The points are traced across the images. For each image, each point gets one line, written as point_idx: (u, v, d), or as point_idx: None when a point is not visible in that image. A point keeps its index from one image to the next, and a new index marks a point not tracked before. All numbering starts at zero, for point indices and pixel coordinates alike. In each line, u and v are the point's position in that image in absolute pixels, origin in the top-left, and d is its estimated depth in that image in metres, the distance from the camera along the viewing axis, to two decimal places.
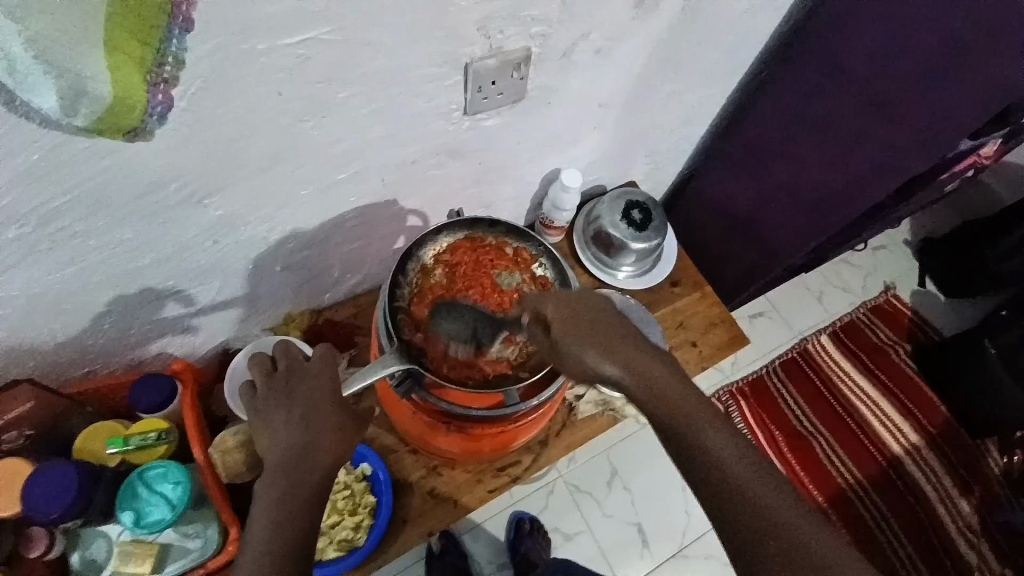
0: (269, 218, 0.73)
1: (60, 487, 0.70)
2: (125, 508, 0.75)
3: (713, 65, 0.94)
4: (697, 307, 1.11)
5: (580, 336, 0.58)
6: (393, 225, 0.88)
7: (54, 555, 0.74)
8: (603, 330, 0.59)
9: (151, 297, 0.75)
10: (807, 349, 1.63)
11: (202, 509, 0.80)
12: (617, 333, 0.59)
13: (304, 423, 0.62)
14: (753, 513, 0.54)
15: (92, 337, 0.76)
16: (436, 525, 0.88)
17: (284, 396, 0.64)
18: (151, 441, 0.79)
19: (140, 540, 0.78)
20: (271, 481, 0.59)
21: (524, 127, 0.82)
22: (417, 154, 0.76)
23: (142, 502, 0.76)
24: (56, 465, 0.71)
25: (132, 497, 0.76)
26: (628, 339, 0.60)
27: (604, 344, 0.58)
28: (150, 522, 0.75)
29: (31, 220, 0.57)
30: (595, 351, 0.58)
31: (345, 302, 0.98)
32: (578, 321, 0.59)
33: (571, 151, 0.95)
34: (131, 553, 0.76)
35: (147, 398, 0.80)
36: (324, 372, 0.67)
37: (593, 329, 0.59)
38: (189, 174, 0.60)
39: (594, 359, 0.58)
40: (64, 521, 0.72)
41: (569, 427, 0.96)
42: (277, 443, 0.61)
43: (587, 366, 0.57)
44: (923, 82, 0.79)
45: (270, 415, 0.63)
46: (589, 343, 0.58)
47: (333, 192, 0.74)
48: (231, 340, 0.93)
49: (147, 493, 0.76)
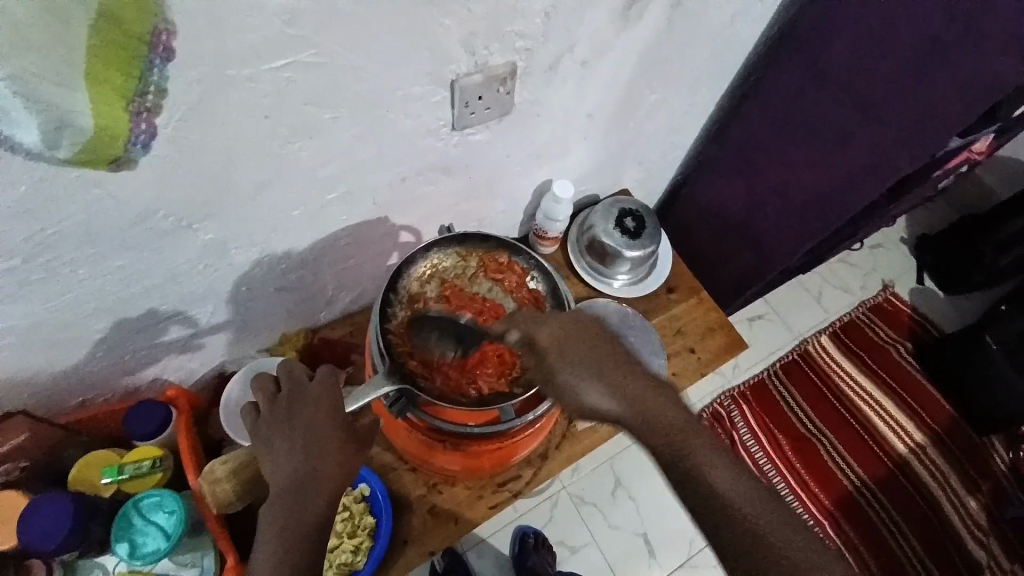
0: (259, 241, 0.73)
1: (57, 519, 0.70)
2: (120, 539, 0.74)
3: (700, 71, 0.94)
4: (694, 313, 1.11)
5: (571, 361, 0.60)
6: (386, 243, 0.88)
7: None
8: (586, 357, 0.60)
9: (145, 324, 0.75)
10: (808, 351, 1.63)
11: (197, 537, 0.79)
12: (610, 359, 0.61)
13: (306, 452, 0.61)
14: (745, 539, 0.55)
15: (84, 366, 0.75)
16: (438, 545, 0.87)
17: (286, 421, 0.63)
18: (145, 469, 0.78)
19: (137, 570, 0.76)
20: (277, 508, 0.59)
21: (513, 140, 0.82)
22: (406, 171, 0.76)
23: (136, 532, 0.75)
24: (50, 497, 0.70)
25: (127, 527, 0.75)
26: (609, 361, 0.61)
27: (593, 369, 0.60)
28: (145, 553, 0.74)
29: (20, 252, 0.56)
30: (594, 385, 0.59)
31: (341, 321, 0.98)
32: (567, 345, 0.60)
33: (561, 163, 0.96)
34: None
35: (142, 426, 0.79)
36: (327, 394, 0.65)
37: (583, 353, 0.60)
38: (177, 202, 0.60)
39: (588, 391, 0.59)
40: (64, 553, 0.71)
41: (569, 438, 0.95)
42: (280, 469, 0.61)
43: (580, 399, 0.59)
44: (906, 77, 0.80)
45: (274, 440, 0.62)
46: (579, 363, 0.60)
47: (324, 213, 0.74)
48: (226, 363, 0.93)
49: (141, 522, 0.75)
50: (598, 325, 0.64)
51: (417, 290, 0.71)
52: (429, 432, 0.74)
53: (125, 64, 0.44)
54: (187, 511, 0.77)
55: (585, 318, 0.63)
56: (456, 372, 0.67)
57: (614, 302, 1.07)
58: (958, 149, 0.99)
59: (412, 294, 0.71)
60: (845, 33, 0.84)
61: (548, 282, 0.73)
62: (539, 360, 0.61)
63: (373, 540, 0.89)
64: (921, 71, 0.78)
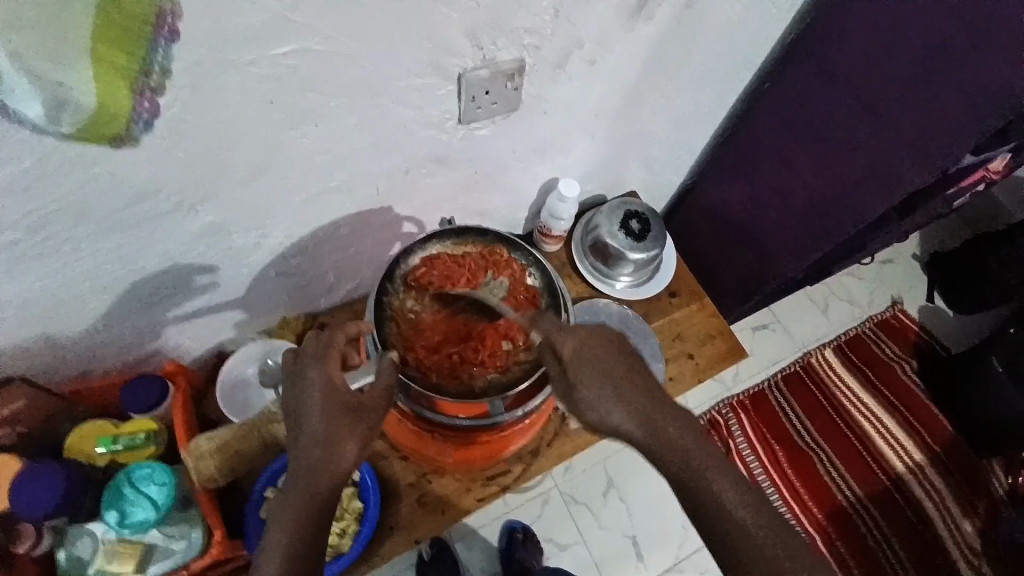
0: (259, 226, 0.73)
1: (49, 484, 0.70)
2: (109, 508, 0.74)
3: (710, 77, 0.94)
4: (694, 318, 1.11)
5: (594, 378, 0.61)
6: (388, 233, 0.89)
7: (41, 551, 0.74)
8: (614, 377, 0.61)
9: (143, 301, 0.76)
10: (810, 364, 1.62)
11: (188, 511, 0.79)
12: (625, 377, 0.61)
13: (327, 435, 0.58)
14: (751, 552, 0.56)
15: (84, 340, 0.76)
16: (423, 534, 0.88)
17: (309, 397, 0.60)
18: (140, 441, 0.79)
19: (126, 539, 0.77)
20: (294, 474, 0.57)
21: (518, 135, 0.83)
22: (409, 163, 0.77)
23: (126, 503, 0.74)
24: (42, 465, 0.71)
25: (117, 497, 0.74)
26: (642, 388, 0.62)
27: (614, 387, 0.61)
28: (135, 523, 0.74)
29: (21, 226, 0.57)
30: (614, 402, 0.60)
31: (340, 307, 0.99)
32: (594, 367, 0.61)
33: (567, 161, 0.96)
34: (117, 552, 0.76)
35: (137, 400, 0.80)
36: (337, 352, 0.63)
37: (607, 373, 0.61)
38: (177, 183, 0.61)
39: (610, 409, 0.60)
40: (51, 518, 0.72)
41: (561, 437, 0.96)
42: (302, 450, 0.58)
43: (600, 413, 0.60)
44: (909, 82, 0.80)
45: (297, 416, 0.59)
46: (602, 382, 0.61)
47: (325, 201, 0.75)
48: (225, 344, 0.94)
49: (131, 493, 0.74)
50: (623, 343, 0.64)
51: (410, 281, 0.71)
52: (419, 422, 0.75)
53: (126, 41, 0.44)
54: (178, 485, 0.77)
55: (610, 333, 0.64)
56: (451, 359, 0.68)
57: (612, 304, 1.08)
58: (969, 168, 0.98)
59: (407, 281, 0.71)
60: (856, 36, 0.83)
61: (545, 278, 0.73)
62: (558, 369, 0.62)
63: (359, 525, 0.89)
64: (927, 75, 0.77)
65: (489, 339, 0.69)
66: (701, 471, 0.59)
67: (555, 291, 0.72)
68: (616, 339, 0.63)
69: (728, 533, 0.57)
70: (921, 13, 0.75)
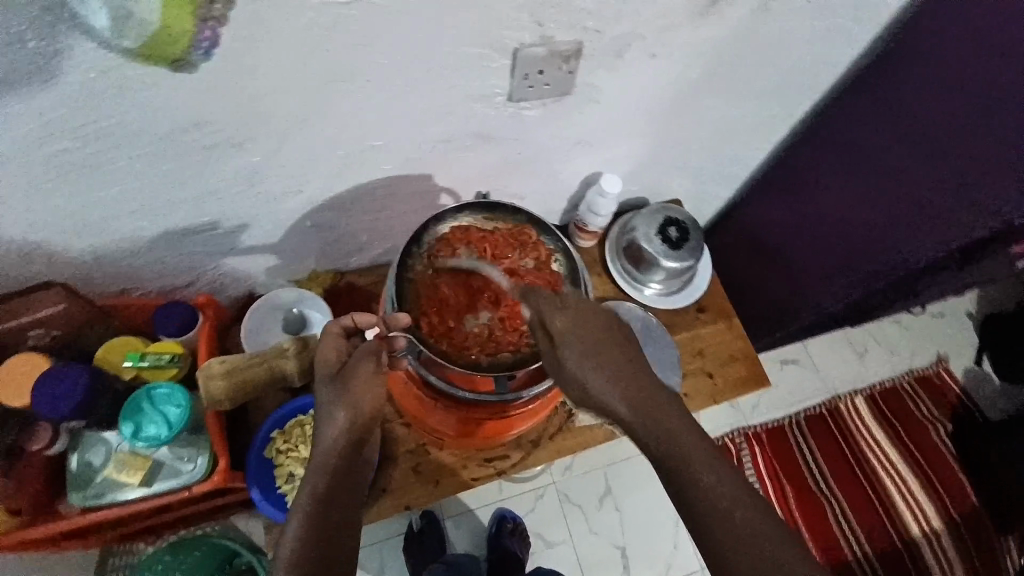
0: (301, 174, 0.75)
1: (73, 387, 0.74)
2: (127, 419, 0.77)
3: (775, 90, 0.90)
4: (721, 337, 1.08)
5: (578, 347, 0.60)
6: (424, 201, 0.90)
7: (54, 452, 0.77)
8: (604, 349, 0.60)
9: (183, 231, 0.79)
10: (836, 408, 1.56)
11: (197, 435, 0.82)
12: (614, 351, 0.60)
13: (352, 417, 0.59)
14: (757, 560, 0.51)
15: (125, 261, 0.80)
16: (413, 501, 0.89)
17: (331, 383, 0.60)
18: (164, 363, 0.81)
19: (136, 452, 0.79)
20: (320, 467, 0.57)
21: (566, 122, 0.82)
22: (453, 133, 0.77)
23: (143, 418, 0.77)
24: (69, 366, 0.75)
25: (135, 410, 0.78)
26: (634, 367, 0.60)
27: (600, 358, 0.59)
28: (147, 438, 0.77)
29: (80, 137, 0.60)
30: (599, 375, 0.59)
31: (368, 269, 1.02)
32: (584, 333, 0.60)
33: (612, 157, 0.95)
34: (125, 463, 0.78)
35: (168, 324, 0.83)
36: (338, 350, 0.64)
37: (596, 344, 0.60)
38: (229, 118, 0.63)
39: (596, 381, 0.59)
40: (70, 419, 0.76)
41: (564, 432, 0.95)
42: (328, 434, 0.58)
43: (586, 385, 0.59)
44: (970, 116, 0.76)
45: (321, 399, 0.60)
46: (589, 352, 0.59)
47: (367, 159, 0.77)
48: (255, 287, 0.97)
49: (149, 409, 0.78)
50: (618, 323, 0.63)
51: (435, 249, 0.71)
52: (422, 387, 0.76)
53: None
54: (192, 409, 0.80)
55: (604, 311, 0.63)
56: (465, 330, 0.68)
57: (638, 309, 1.06)
58: None
59: (433, 248, 0.71)
60: (925, 66, 0.80)
61: (570, 266, 0.72)
62: (546, 336, 0.62)
63: None
64: (988, 107, 0.74)
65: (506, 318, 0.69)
66: (689, 459, 0.56)
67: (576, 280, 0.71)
68: (609, 317, 0.63)
69: (740, 540, 0.52)
70: (988, 37, 0.73)
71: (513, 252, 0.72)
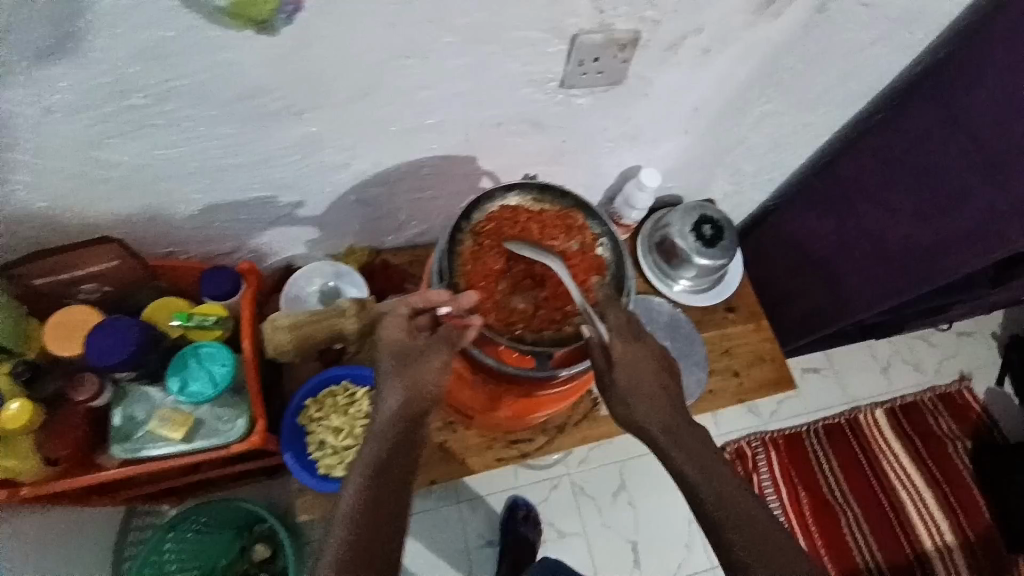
0: (352, 148, 0.77)
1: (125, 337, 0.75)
2: (173, 375, 0.78)
3: (823, 92, 0.90)
4: (748, 338, 1.09)
5: (633, 378, 0.61)
6: (466, 184, 0.91)
7: (99, 404, 0.77)
8: (653, 380, 0.62)
9: (234, 198, 0.81)
10: (858, 420, 1.54)
11: (237, 397, 0.81)
12: (660, 382, 0.62)
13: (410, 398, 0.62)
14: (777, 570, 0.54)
15: (176, 225, 0.82)
16: (439, 477, 0.91)
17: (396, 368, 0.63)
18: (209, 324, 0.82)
19: (178, 409, 0.79)
20: (380, 436, 0.61)
21: (613, 113, 0.83)
22: (503, 117, 0.78)
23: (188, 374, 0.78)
24: (120, 319, 0.76)
25: (181, 366, 0.79)
26: (675, 397, 0.63)
27: (648, 390, 0.61)
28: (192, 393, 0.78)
29: (151, 93, 0.62)
30: (645, 404, 0.61)
31: (404, 248, 1.04)
32: (638, 367, 0.61)
33: (654, 151, 0.95)
34: (168, 419, 0.78)
35: (213, 287, 0.84)
36: (403, 332, 0.65)
37: (646, 376, 0.61)
38: (292, 86, 0.65)
39: (641, 410, 0.61)
40: (120, 371, 0.77)
41: (590, 419, 0.96)
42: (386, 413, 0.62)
43: (631, 411, 0.62)
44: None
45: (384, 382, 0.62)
46: (638, 383, 0.61)
47: (417, 136, 0.78)
48: (295, 259, 1.00)
49: (195, 365, 0.79)
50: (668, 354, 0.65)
51: (483, 226, 0.70)
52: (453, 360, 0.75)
53: None
54: (236, 369, 0.81)
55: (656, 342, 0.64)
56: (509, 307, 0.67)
57: (665, 305, 1.07)
58: None
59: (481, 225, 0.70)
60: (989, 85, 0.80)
61: (615, 250, 0.69)
62: (604, 366, 0.62)
63: None
64: None
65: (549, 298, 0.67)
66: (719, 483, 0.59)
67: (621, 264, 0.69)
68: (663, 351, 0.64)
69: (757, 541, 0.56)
70: None
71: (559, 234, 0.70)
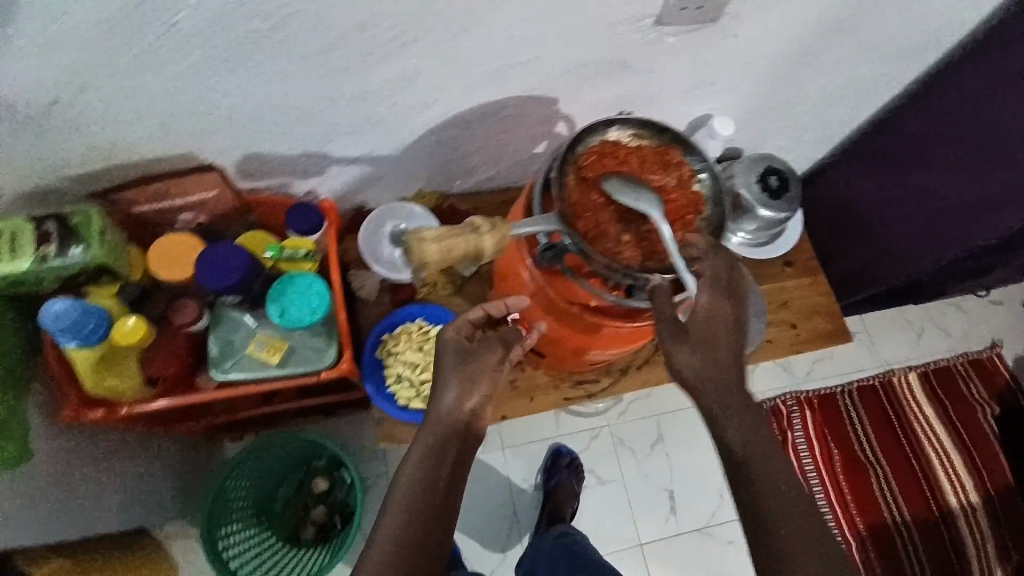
0: (443, 85, 0.77)
1: (233, 260, 0.74)
2: (273, 301, 0.76)
3: (914, 40, 0.88)
4: (805, 292, 1.10)
5: (683, 334, 0.58)
6: (541, 127, 0.92)
7: (198, 328, 0.78)
8: (710, 334, 0.58)
9: (321, 135, 0.81)
10: (893, 384, 1.57)
11: (329, 325, 0.82)
12: (719, 336, 0.58)
13: (465, 392, 0.64)
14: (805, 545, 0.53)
15: (264, 161, 0.82)
16: (510, 413, 0.95)
17: (457, 363, 0.65)
18: (300, 256, 0.82)
19: (273, 335, 0.80)
20: (430, 431, 0.63)
21: (697, 54, 0.82)
22: (593, 57, 0.78)
23: (287, 301, 0.77)
24: (224, 244, 0.75)
25: (279, 293, 0.77)
26: (730, 352, 0.58)
27: (700, 343, 0.57)
28: (292, 320, 0.77)
29: (268, 19, 0.60)
30: (692, 355, 0.57)
31: (469, 194, 1.05)
32: (698, 320, 0.58)
33: (728, 99, 0.95)
34: (265, 343, 0.79)
35: (299, 221, 0.84)
36: (462, 334, 0.69)
37: (702, 329, 0.58)
38: (401, 16, 0.64)
39: (686, 360, 0.57)
40: (226, 295, 0.76)
41: (652, 363, 0.99)
42: (444, 406, 0.63)
43: (677, 363, 0.57)
44: None
45: (443, 377, 0.65)
46: (692, 335, 0.58)
47: (506, 74, 0.78)
48: (366, 202, 1.01)
49: (293, 292, 0.77)
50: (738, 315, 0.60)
51: (585, 159, 0.67)
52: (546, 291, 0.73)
53: None
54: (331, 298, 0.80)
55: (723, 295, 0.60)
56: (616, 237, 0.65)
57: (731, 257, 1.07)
58: None
59: (583, 157, 0.67)
60: None
61: (715, 187, 0.68)
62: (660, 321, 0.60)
63: None
64: None
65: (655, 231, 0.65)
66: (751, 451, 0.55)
67: (723, 199, 0.67)
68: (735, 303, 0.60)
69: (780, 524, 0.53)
70: None
71: (661, 171, 0.68)
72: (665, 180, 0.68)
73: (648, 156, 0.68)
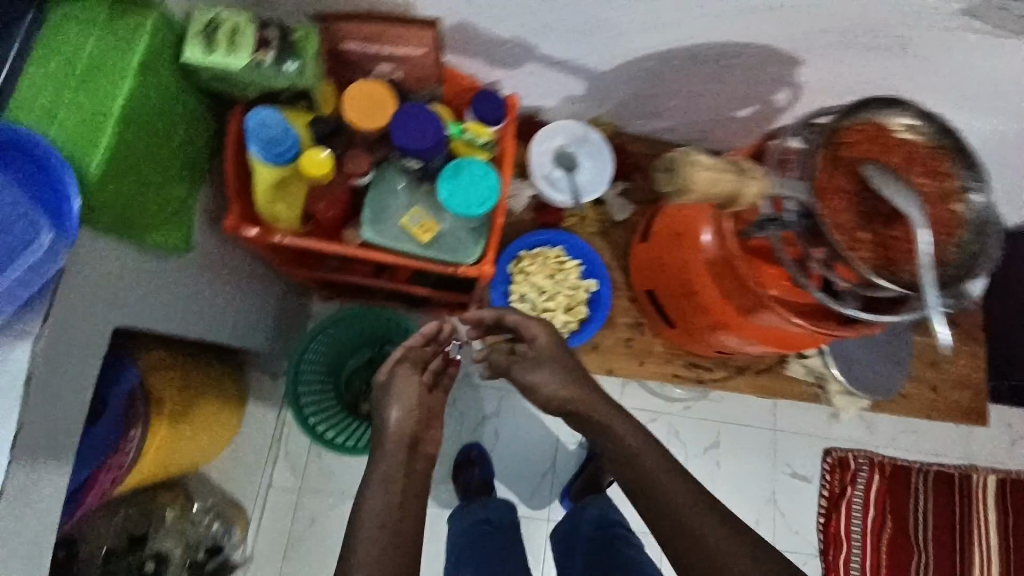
0: (700, 7, 0.65)
1: (425, 125, 0.71)
2: (445, 180, 0.73)
3: None
4: (959, 360, 1.04)
5: (541, 358, 0.70)
6: (764, 88, 0.80)
7: (360, 183, 0.75)
8: (551, 353, 0.71)
9: (539, 27, 0.72)
10: (966, 475, 1.15)
11: (482, 223, 0.79)
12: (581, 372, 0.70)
13: (406, 408, 0.67)
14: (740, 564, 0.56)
15: (471, 34, 0.75)
16: (615, 368, 0.93)
17: (389, 392, 0.69)
18: (479, 143, 0.76)
19: (429, 214, 0.77)
20: (387, 457, 0.65)
21: (998, 60, 0.67)
22: (883, 25, 0.64)
23: (458, 184, 0.73)
24: (421, 105, 0.71)
25: (454, 174, 0.73)
26: (575, 370, 0.71)
27: (556, 363, 0.70)
28: (455, 205, 0.73)
29: None
30: (545, 373, 0.70)
31: (645, 139, 0.96)
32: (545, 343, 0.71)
33: (985, 121, 0.79)
34: (421, 219, 0.76)
35: (488, 108, 0.78)
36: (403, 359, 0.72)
37: (550, 353, 0.70)
38: None
39: (539, 376, 0.70)
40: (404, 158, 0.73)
41: (774, 373, 0.95)
42: (387, 425, 0.67)
43: (538, 385, 0.70)
44: None
45: (386, 400, 0.68)
46: (545, 358, 0.70)
47: (776, 16, 0.65)
48: (540, 111, 0.93)
49: (466, 178, 0.73)
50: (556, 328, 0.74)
51: (841, 137, 0.59)
52: (740, 261, 0.66)
53: None
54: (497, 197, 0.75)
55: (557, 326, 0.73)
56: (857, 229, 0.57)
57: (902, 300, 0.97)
58: None
59: (841, 135, 0.59)
60: None
61: (985, 215, 0.57)
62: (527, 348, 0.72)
63: (581, 326, 0.89)
64: None
65: (906, 241, 0.56)
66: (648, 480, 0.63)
67: (986, 233, 0.57)
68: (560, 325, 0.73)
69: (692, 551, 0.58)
70: None
71: (924, 177, 0.59)
72: (925, 188, 0.58)
73: (915, 157, 0.59)
